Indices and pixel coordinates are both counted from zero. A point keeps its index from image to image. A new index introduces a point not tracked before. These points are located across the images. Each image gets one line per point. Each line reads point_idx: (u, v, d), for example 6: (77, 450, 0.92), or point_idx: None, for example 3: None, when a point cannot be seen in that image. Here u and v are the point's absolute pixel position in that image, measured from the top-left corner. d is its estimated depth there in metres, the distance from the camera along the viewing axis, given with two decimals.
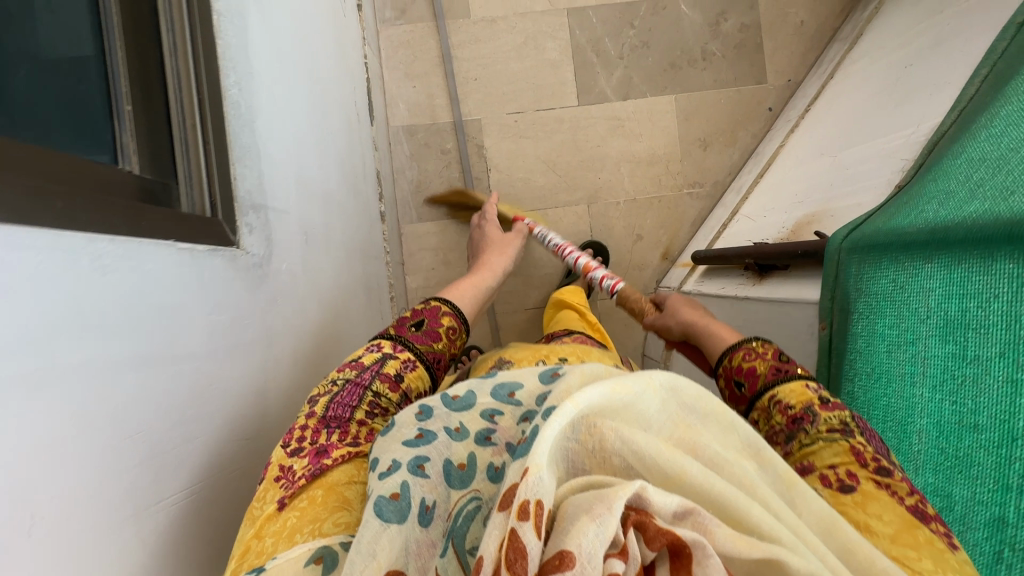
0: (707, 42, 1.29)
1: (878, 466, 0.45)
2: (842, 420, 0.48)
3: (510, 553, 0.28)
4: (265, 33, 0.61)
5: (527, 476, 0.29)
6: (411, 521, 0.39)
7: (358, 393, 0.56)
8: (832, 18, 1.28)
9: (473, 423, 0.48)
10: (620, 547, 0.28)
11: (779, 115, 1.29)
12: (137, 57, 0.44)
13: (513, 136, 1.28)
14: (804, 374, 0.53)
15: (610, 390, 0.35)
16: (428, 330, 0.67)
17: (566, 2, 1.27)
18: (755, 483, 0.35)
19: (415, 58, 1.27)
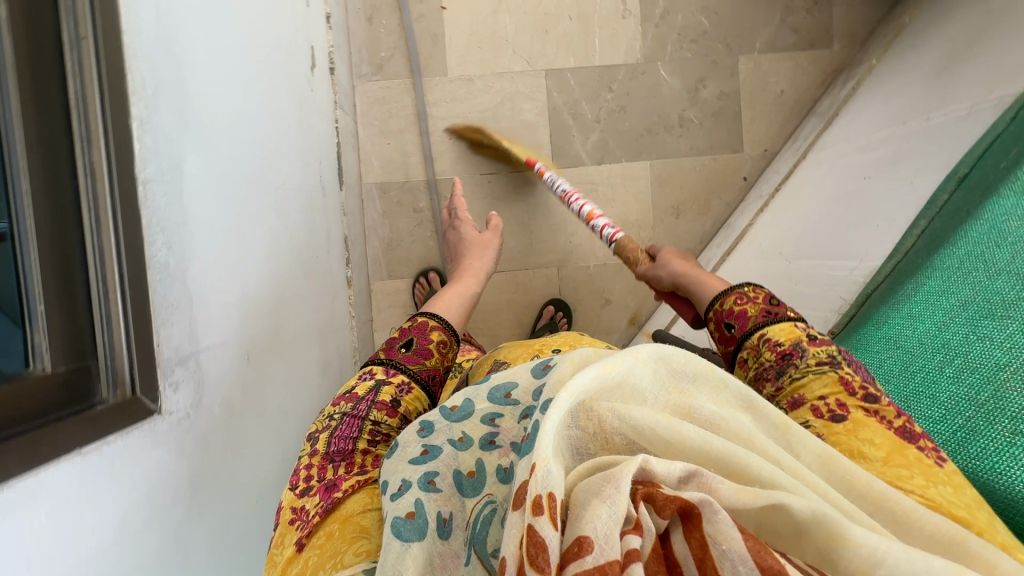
0: (684, 109, 1.28)
1: (865, 393, 0.51)
2: (831, 354, 0.54)
3: (531, 548, 0.32)
4: (205, 165, 0.62)
5: (536, 471, 0.34)
6: (430, 536, 0.44)
7: (356, 425, 0.62)
8: (811, 89, 1.29)
9: (476, 430, 0.51)
10: (635, 524, 0.33)
11: (753, 185, 1.29)
12: (53, 239, 0.45)
13: (487, 196, 1.28)
14: (794, 316, 0.59)
15: (600, 371, 0.40)
16: (419, 348, 0.73)
17: (545, 63, 1.26)
18: (750, 432, 0.40)
19: (390, 114, 1.26)
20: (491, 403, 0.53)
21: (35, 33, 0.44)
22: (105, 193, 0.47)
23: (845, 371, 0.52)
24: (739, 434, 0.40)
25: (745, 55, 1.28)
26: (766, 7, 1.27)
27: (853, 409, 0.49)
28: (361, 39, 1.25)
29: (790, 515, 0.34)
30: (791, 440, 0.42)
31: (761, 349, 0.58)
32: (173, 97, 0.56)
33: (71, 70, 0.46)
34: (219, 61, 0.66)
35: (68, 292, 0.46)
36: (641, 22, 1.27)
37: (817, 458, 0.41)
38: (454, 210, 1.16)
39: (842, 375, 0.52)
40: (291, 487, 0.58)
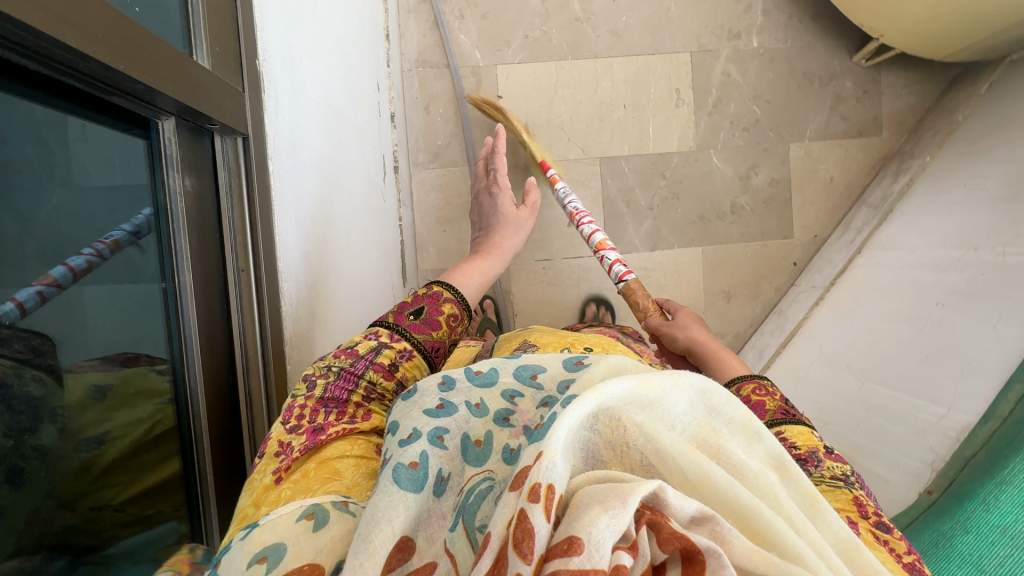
0: (736, 196, 1.30)
1: (878, 519, 0.47)
2: (846, 472, 0.51)
3: (517, 532, 0.30)
4: (327, 323, 0.66)
5: (541, 461, 0.32)
6: (426, 491, 0.38)
7: (351, 382, 0.53)
8: (860, 176, 1.31)
9: (494, 401, 0.46)
10: (630, 542, 0.30)
11: (803, 270, 1.31)
12: (222, 456, 0.53)
13: (542, 283, 1.30)
14: (811, 423, 0.55)
15: (635, 386, 0.37)
16: (430, 317, 0.61)
17: (599, 151, 1.28)
18: (779, 495, 0.36)
19: (446, 202, 1.27)
20: (515, 380, 0.48)
21: (210, 292, 0.51)
22: (263, 412, 0.56)
23: (860, 493, 0.49)
24: (766, 492, 0.36)
25: (796, 143, 1.30)
26: (817, 96, 1.29)
27: (864, 530, 0.45)
28: (418, 127, 1.27)
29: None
30: (814, 514, 0.38)
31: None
32: (306, 290, 0.60)
33: (235, 313, 0.53)
34: (335, 222, 0.69)
35: (231, 501, 0.54)
36: (694, 111, 1.28)
37: (837, 541, 0.37)
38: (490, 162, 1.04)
39: (857, 496, 0.48)
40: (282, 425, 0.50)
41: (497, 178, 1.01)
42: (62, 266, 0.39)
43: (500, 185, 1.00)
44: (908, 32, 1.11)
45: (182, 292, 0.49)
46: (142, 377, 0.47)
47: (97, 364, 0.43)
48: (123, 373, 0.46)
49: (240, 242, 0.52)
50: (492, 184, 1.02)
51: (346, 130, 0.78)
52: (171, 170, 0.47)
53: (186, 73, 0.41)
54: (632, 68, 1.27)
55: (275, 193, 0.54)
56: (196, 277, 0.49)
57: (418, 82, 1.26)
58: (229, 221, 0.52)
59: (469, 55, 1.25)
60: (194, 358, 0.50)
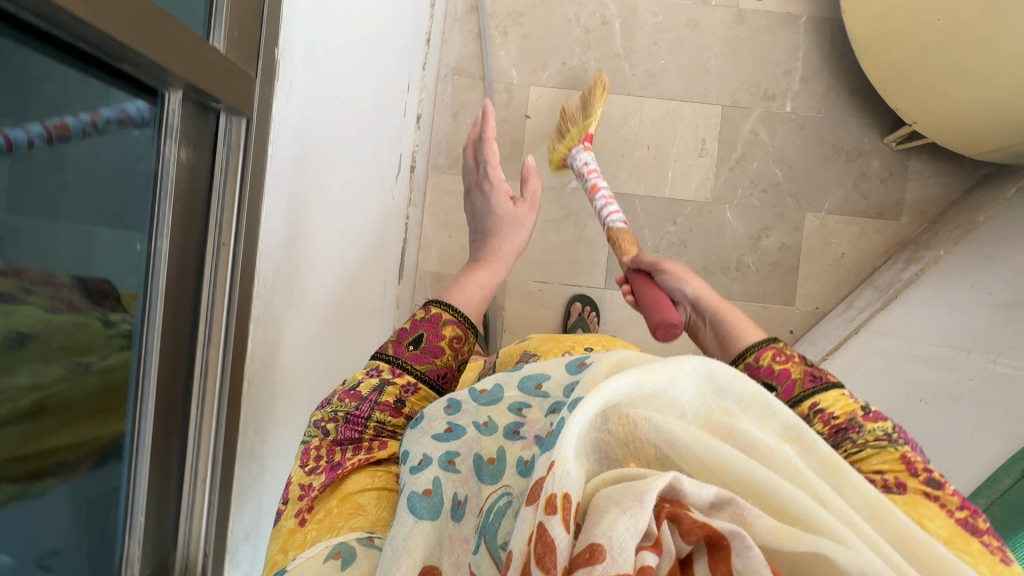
0: (744, 254, 1.29)
1: (929, 476, 0.46)
2: (887, 432, 0.49)
3: (539, 547, 0.32)
4: (301, 307, 0.65)
5: (554, 469, 0.33)
6: (444, 517, 0.43)
7: (360, 425, 0.55)
8: (873, 256, 1.29)
9: (502, 417, 0.51)
10: (653, 540, 0.31)
11: (799, 340, 1.30)
12: (163, 428, 0.49)
13: (536, 304, 1.30)
14: (841, 382, 0.53)
15: (637, 378, 0.37)
16: (430, 346, 0.61)
17: (615, 186, 1.29)
18: (800, 467, 0.36)
19: (457, 209, 1.29)
20: (521, 392, 0.52)
21: (184, 255, 0.49)
22: (216, 387, 0.51)
23: (907, 451, 0.48)
24: (785, 466, 0.36)
25: (813, 213, 1.29)
26: (842, 170, 1.28)
27: (911, 491, 0.45)
28: (443, 132, 1.29)
29: (832, 569, 0.31)
30: (839, 482, 0.37)
31: (812, 419, 0.52)
32: (285, 282, 0.59)
33: (209, 280, 0.51)
34: (328, 217, 0.69)
35: (162, 491, 0.50)
36: (716, 163, 1.28)
37: (867, 507, 0.36)
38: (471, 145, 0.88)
39: (903, 454, 0.47)
40: (302, 466, 0.54)
41: (483, 168, 0.86)
42: (24, 130, 0.38)
43: (488, 177, 0.86)
44: (951, 124, 1.09)
45: (156, 256, 0.47)
46: (84, 329, 0.44)
47: (40, 305, 0.40)
48: (59, 321, 0.42)
49: (226, 214, 0.50)
50: (479, 176, 0.87)
51: (361, 123, 0.78)
52: (169, 138, 0.46)
53: (198, 55, 0.43)
54: (662, 111, 1.28)
55: (268, 179, 0.53)
56: (173, 239, 0.48)
57: (451, 88, 1.29)
58: (219, 193, 0.50)
59: (505, 71, 1.28)
60: (155, 330, 0.48)
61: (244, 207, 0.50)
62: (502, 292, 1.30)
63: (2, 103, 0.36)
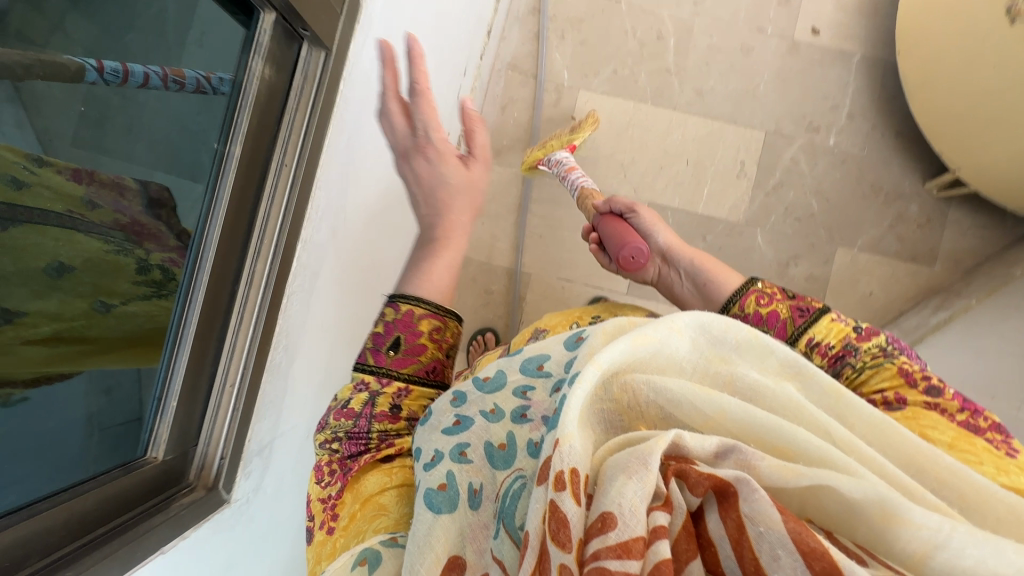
0: (770, 280, 1.29)
1: (928, 383, 0.53)
2: (881, 346, 0.57)
3: (553, 523, 0.33)
4: (344, 242, 0.70)
5: (558, 447, 0.35)
6: (461, 508, 0.43)
7: (363, 439, 0.56)
8: (903, 299, 1.27)
9: (508, 402, 0.49)
10: (663, 499, 0.33)
11: None
12: (206, 325, 0.54)
13: (557, 301, 1.31)
14: (824, 309, 0.59)
15: (631, 344, 0.39)
16: (411, 348, 0.61)
17: (650, 195, 1.31)
18: (800, 402, 0.37)
19: (493, 198, 1.32)
20: (523, 374, 0.50)
21: (249, 171, 0.54)
22: (257, 296, 0.56)
23: (901, 362, 0.55)
24: (787, 405, 0.37)
25: (844, 249, 1.28)
26: (879, 209, 1.28)
27: (913, 403, 0.52)
28: (490, 124, 1.33)
29: (839, 495, 0.33)
30: (842, 409, 0.38)
31: (813, 354, 0.58)
32: (333, 210, 0.65)
33: (266, 199, 0.56)
34: (377, 168, 0.75)
35: (195, 383, 0.54)
36: (752, 187, 1.29)
37: (871, 431, 0.37)
38: (389, 101, 0.64)
39: (900, 366, 0.54)
40: (317, 482, 0.56)
41: (418, 129, 0.65)
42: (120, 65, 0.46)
43: (432, 140, 0.65)
44: (993, 172, 1.07)
45: (228, 159, 0.53)
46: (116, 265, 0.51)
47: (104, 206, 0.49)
48: (81, 241, 0.49)
49: (293, 138, 0.56)
50: (415, 142, 0.66)
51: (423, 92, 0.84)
52: (257, 55, 0.52)
53: None
54: (705, 130, 1.30)
55: (335, 110, 0.60)
56: (244, 147, 0.53)
57: (503, 83, 1.33)
58: (289, 120, 0.56)
59: (557, 73, 1.32)
60: (215, 229, 0.53)
61: (311, 132, 0.57)
62: (526, 283, 1.31)
63: (110, 18, 0.46)
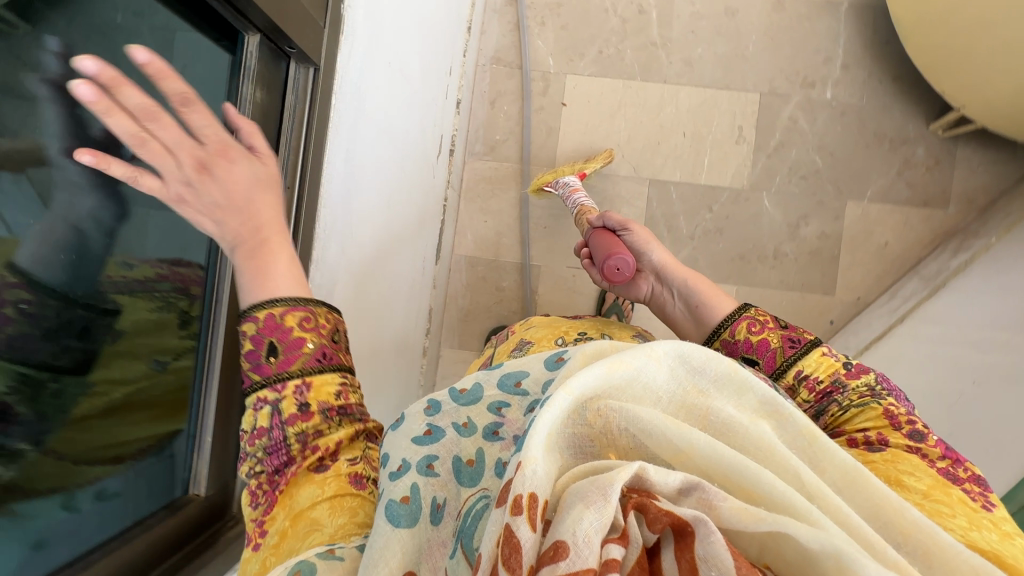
0: (782, 242, 1.27)
1: (913, 429, 0.53)
2: (870, 386, 0.58)
3: (505, 548, 0.31)
4: (356, 249, 0.72)
5: (520, 470, 0.33)
6: (422, 522, 0.40)
7: (282, 450, 0.49)
8: (919, 246, 1.25)
9: (481, 417, 0.47)
10: (620, 531, 0.32)
11: (839, 330, 1.26)
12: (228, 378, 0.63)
13: (569, 289, 1.30)
14: (816, 343, 0.62)
15: (606, 370, 0.37)
16: (289, 345, 0.50)
17: (651, 172, 1.29)
18: (773, 443, 0.36)
19: (493, 195, 1.32)
20: (500, 390, 0.49)
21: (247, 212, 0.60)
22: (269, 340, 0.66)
23: (888, 404, 0.56)
24: (759, 444, 0.37)
25: (854, 201, 1.26)
26: (884, 158, 1.25)
27: (894, 445, 0.52)
28: (480, 120, 1.32)
29: (796, 544, 0.31)
30: (816, 453, 0.38)
31: (800, 387, 0.60)
32: (339, 229, 0.67)
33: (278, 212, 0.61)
34: (383, 171, 0.76)
35: (227, 414, 0.64)
36: (753, 151, 1.27)
37: (843, 477, 0.37)
38: (150, 120, 0.44)
39: (885, 408, 0.55)
40: (249, 505, 0.49)
41: (203, 136, 0.47)
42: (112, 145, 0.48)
43: (228, 139, 0.49)
44: (994, 108, 1.06)
45: None
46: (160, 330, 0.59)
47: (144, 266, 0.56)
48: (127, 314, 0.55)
49: (292, 161, 0.62)
50: (209, 154, 0.48)
51: (416, 91, 0.85)
52: (246, 79, 0.58)
53: None
54: (698, 99, 1.28)
55: (330, 121, 0.63)
56: None
57: (489, 77, 1.32)
58: (288, 138, 0.61)
59: (542, 60, 1.30)
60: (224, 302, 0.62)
61: (310, 144, 0.62)
62: (537, 276, 1.30)
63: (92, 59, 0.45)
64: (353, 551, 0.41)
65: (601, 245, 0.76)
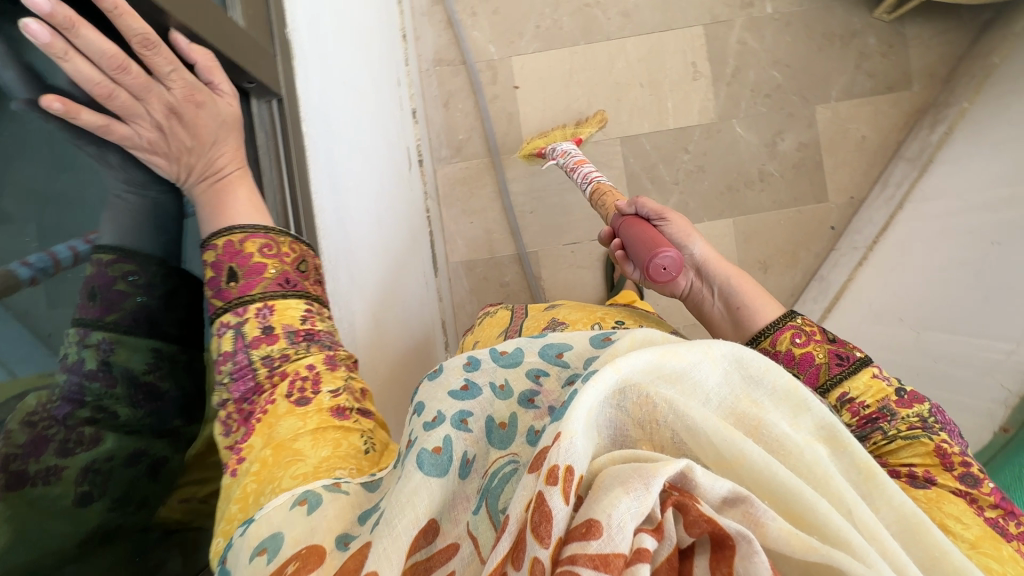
0: (764, 163, 1.27)
1: (964, 471, 0.49)
2: (922, 417, 0.54)
3: (536, 516, 0.29)
4: (356, 272, 0.69)
5: (561, 440, 0.30)
6: (451, 475, 0.36)
7: (250, 373, 0.49)
8: (896, 130, 1.25)
9: (519, 381, 0.43)
10: (655, 524, 0.29)
11: (843, 234, 1.26)
12: None
13: (571, 266, 1.28)
14: (868, 363, 0.57)
15: (657, 356, 0.35)
16: (249, 270, 0.51)
17: (620, 131, 1.28)
18: (828, 471, 0.33)
19: (471, 195, 1.30)
20: (541, 358, 0.45)
21: None
22: None
23: (940, 440, 0.51)
24: (812, 469, 0.34)
25: (821, 105, 1.26)
26: (839, 55, 1.25)
27: (939, 483, 0.48)
28: (439, 125, 1.30)
29: None
30: (871, 489, 0.35)
31: (842, 408, 0.56)
32: (342, 257, 0.66)
33: None
34: (361, 188, 0.74)
35: None
36: (712, 82, 1.27)
37: (899, 522, 0.34)
38: (116, 71, 0.43)
39: (937, 444, 0.51)
40: (222, 434, 0.48)
41: (169, 81, 0.47)
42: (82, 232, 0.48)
43: (193, 80, 0.49)
44: None
45: None
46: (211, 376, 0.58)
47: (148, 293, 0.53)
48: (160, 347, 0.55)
49: (279, 201, 0.59)
50: (175, 99, 0.48)
51: (373, 102, 0.84)
52: None
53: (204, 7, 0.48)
54: (646, 47, 1.27)
55: (308, 150, 0.61)
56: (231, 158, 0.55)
57: (436, 80, 1.30)
58: (268, 179, 0.59)
59: (483, 49, 1.28)
60: None
61: (294, 178, 0.59)
62: (537, 262, 1.29)
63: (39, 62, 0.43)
64: (358, 488, 0.40)
65: (637, 239, 0.70)
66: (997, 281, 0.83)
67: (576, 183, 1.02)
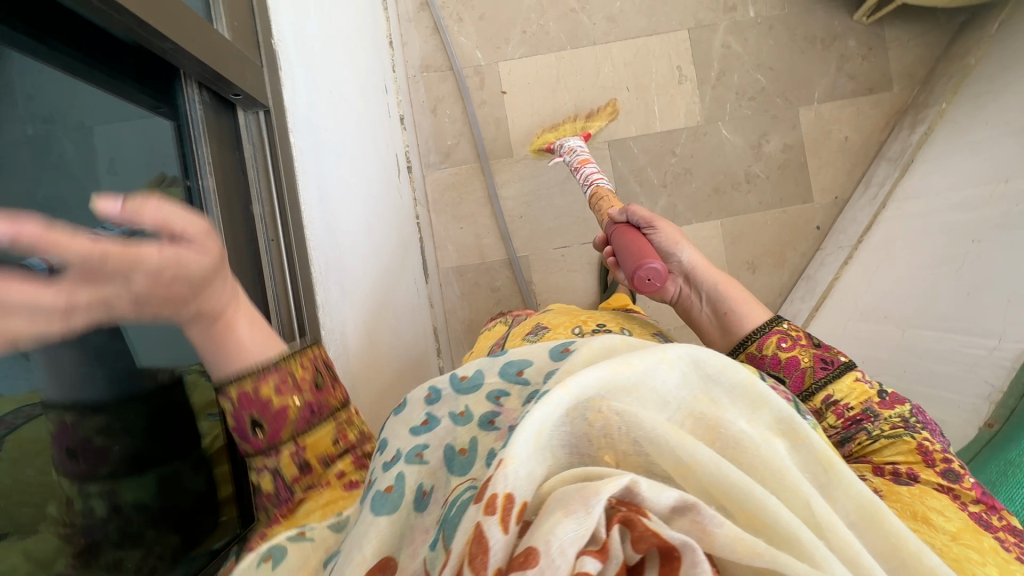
0: (750, 165, 1.29)
1: (946, 467, 0.50)
2: (903, 417, 0.55)
3: (473, 547, 0.27)
4: (347, 283, 0.69)
5: (500, 469, 0.29)
6: (405, 508, 0.35)
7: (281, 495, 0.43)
8: (877, 131, 1.27)
9: (478, 405, 0.40)
10: (600, 545, 0.27)
11: (828, 233, 1.28)
12: None
13: (562, 269, 1.29)
14: (851, 367, 0.59)
15: (609, 371, 0.33)
16: (272, 415, 0.43)
17: (608, 134, 1.29)
18: (784, 465, 0.32)
19: (461, 200, 1.30)
20: (501, 378, 0.41)
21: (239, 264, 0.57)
22: None
23: (922, 437, 0.52)
24: (768, 466, 0.32)
25: (805, 107, 1.28)
26: (821, 58, 1.27)
27: (922, 479, 0.49)
28: (427, 131, 1.30)
29: None
30: (831, 481, 0.33)
31: (827, 412, 0.58)
32: (332, 266, 0.66)
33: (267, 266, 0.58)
34: (350, 197, 0.74)
35: None
36: (698, 86, 1.28)
37: (858, 512, 0.33)
38: None
39: (919, 442, 0.52)
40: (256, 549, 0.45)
41: None
42: None
43: None
44: None
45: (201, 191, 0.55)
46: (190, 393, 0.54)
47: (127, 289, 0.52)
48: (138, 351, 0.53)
49: (268, 212, 0.58)
50: None
51: (361, 110, 0.83)
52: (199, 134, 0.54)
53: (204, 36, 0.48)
54: (631, 51, 1.28)
55: (296, 159, 0.61)
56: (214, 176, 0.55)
57: (424, 86, 1.29)
58: (258, 189, 0.58)
59: (470, 55, 1.29)
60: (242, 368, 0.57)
61: (282, 189, 0.59)
62: (527, 266, 1.29)
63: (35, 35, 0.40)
64: (326, 531, 0.37)
65: (625, 249, 0.70)
66: (977, 278, 0.84)
67: (579, 183, 1.04)
